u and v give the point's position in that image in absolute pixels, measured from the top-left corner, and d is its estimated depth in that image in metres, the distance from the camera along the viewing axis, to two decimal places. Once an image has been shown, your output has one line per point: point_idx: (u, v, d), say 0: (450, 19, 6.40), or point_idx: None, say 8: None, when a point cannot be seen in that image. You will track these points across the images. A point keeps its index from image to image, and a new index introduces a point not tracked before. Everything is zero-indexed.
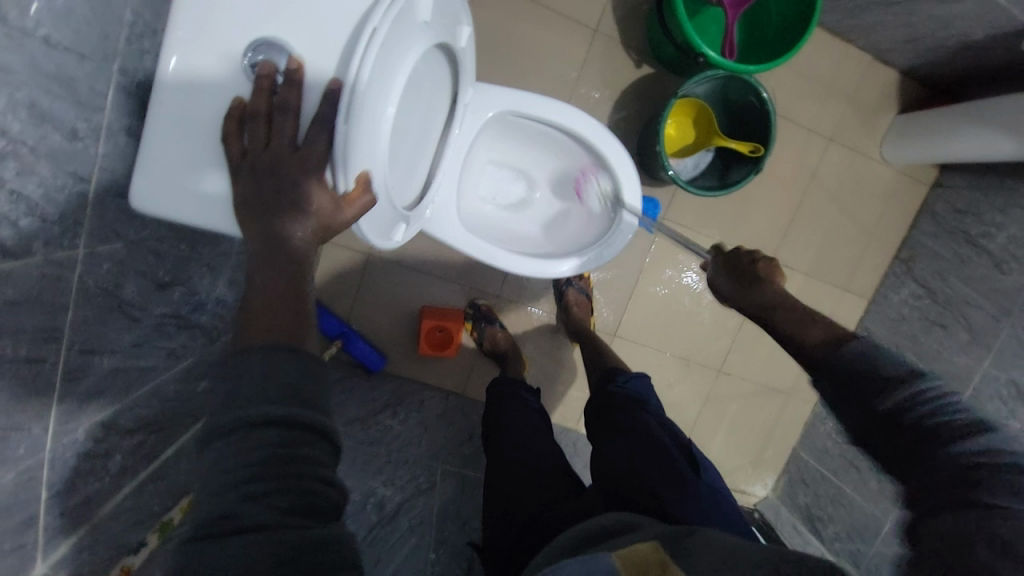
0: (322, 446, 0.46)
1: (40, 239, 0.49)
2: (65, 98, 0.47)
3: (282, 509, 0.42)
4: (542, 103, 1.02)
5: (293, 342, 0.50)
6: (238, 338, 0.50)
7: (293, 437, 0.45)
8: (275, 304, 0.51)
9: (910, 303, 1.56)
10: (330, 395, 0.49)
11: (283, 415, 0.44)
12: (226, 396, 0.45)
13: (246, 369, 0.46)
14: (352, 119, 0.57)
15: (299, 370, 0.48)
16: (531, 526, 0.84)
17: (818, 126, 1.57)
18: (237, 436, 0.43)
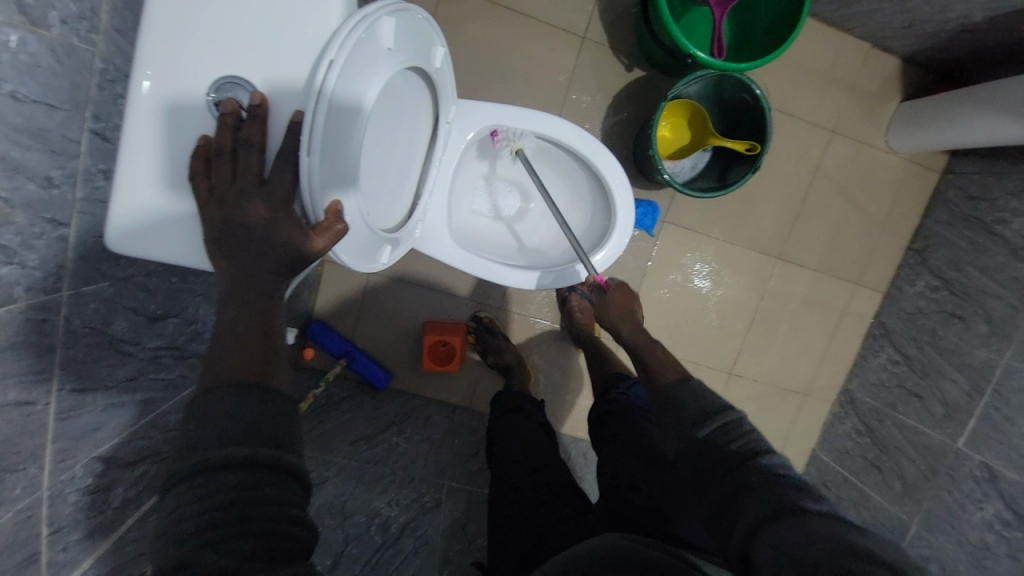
0: (287, 486, 0.48)
1: (22, 286, 0.50)
2: (36, 148, 0.48)
3: (244, 554, 0.42)
4: (527, 116, 1.01)
5: (264, 379, 0.52)
6: (204, 379, 0.51)
7: (259, 479, 0.46)
8: (247, 339, 0.54)
9: (927, 295, 1.50)
10: (296, 434, 0.51)
11: (246, 456, 0.46)
12: (190, 439, 0.46)
13: (210, 413, 0.48)
14: (314, 151, 0.58)
15: (266, 410, 0.50)
16: (535, 548, 0.81)
17: (818, 118, 1.53)
18: (198, 481, 0.44)
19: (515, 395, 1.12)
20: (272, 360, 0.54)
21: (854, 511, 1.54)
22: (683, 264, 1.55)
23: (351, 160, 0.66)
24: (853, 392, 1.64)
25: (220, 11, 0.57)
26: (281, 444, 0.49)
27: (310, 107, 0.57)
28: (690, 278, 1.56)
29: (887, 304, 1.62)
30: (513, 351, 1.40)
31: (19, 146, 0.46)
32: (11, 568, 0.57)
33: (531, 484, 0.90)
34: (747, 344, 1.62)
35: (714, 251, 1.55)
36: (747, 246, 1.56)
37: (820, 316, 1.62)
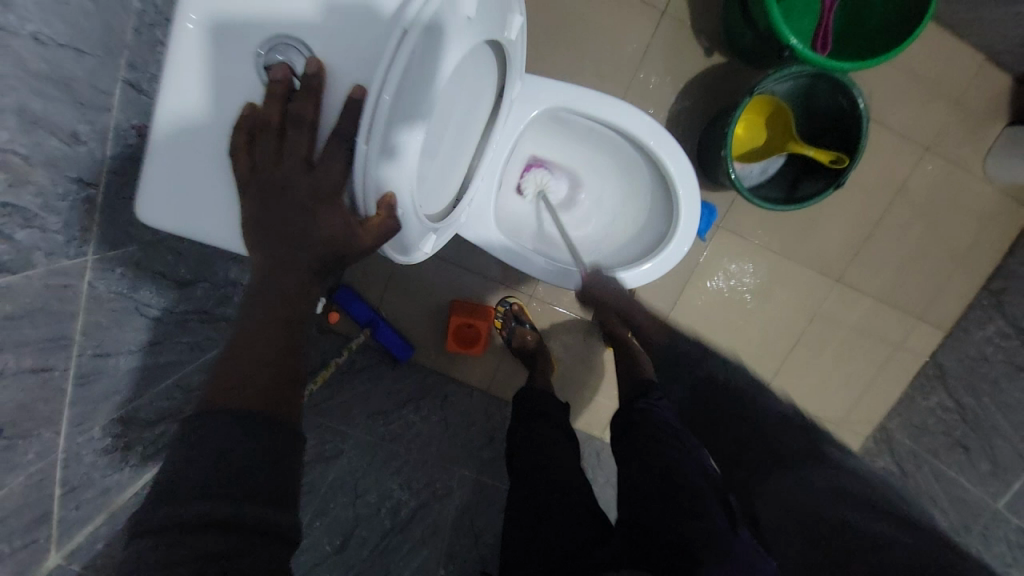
0: (271, 550, 0.41)
1: (42, 250, 0.45)
2: (62, 100, 0.42)
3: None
4: (596, 101, 0.92)
5: (271, 406, 0.46)
6: (207, 394, 0.46)
7: (238, 543, 0.39)
8: (265, 354, 0.49)
9: (995, 342, 1.37)
10: (289, 482, 0.45)
11: (226, 514, 0.40)
12: (172, 481, 0.41)
13: (195, 451, 0.42)
14: (374, 138, 0.49)
15: (259, 454, 0.44)
16: None
17: (913, 132, 1.37)
18: (166, 541, 0.38)
19: (542, 397, 1.07)
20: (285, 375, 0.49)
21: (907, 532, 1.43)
22: (732, 273, 1.44)
23: None
24: (890, 430, 1.54)
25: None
26: (270, 497, 0.43)
27: (375, 85, 0.48)
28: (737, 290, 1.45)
29: (946, 345, 1.49)
30: (540, 344, 1.34)
31: (41, 97, 0.40)
32: (20, 527, 0.58)
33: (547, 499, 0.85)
34: (786, 366, 1.51)
35: (768, 264, 1.44)
36: (806, 263, 1.44)
37: (869, 347, 1.50)
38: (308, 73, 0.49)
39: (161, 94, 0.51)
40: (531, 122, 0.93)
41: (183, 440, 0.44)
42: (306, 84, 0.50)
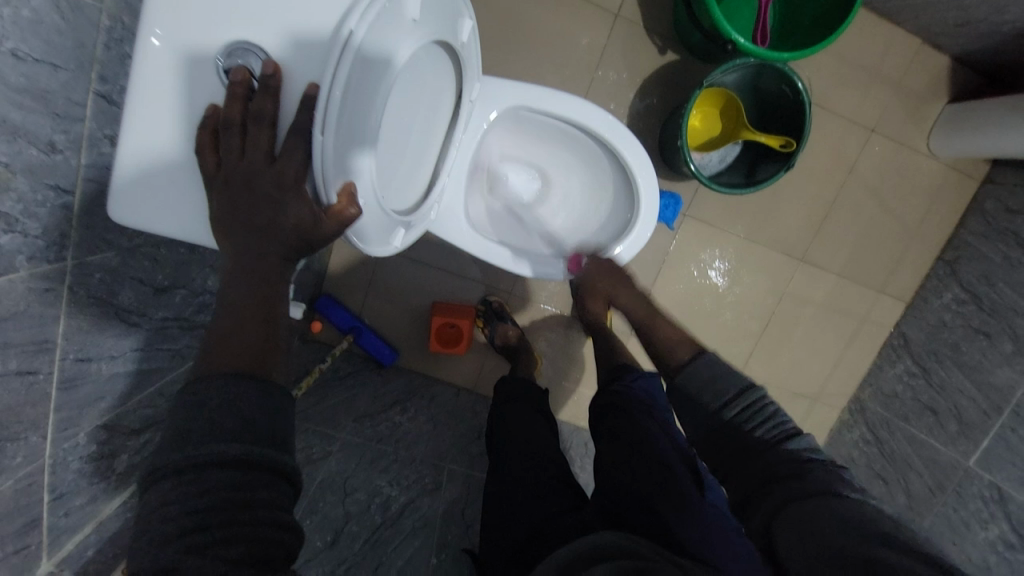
0: (281, 488, 0.46)
1: (24, 254, 0.48)
2: (38, 111, 0.46)
3: (230, 560, 0.40)
4: (554, 99, 0.97)
5: (261, 370, 0.50)
6: (200, 364, 0.49)
7: (253, 480, 0.44)
8: (248, 331, 0.51)
9: (953, 309, 1.44)
10: (291, 431, 0.49)
11: (240, 455, 0.44)
12: (178, 433, 0.44)
13: (205, 403, 0.46)
14: (329, 129, 0.53)
15: (264, 407, 0.48)
16: (533, 543, 0.78)
17: (858, 115, 1.45)
18: (186, 479, 0.42)
19: (521, 385, 1.10)
20: (273, 349, 0.52)
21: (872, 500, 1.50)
22: (702, 259, 1.50)
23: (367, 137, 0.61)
24: (864, 402, 1.60)
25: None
26: (277, 443, 0.47)
27: (326, 81, 0.52)
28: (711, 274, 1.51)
29: (909, 315, 1.56)
30: (520, 338, 1.37)
31: (20, 109, 0.44)
32: (10, 533, 0.59)
33: (525, 473, 0.89)
34: (760, 346, 1.57)
35: (734, 248, 1.50)
36: (771, 245, 1.51)
37: (837, 321, 1.57)
38: (264, 73, 0.53)
39: (128, 105, 0.54)
40: (492, 121, 0.97)
41: (182, 401, 0.47)
42: (265, 84, 0.53)
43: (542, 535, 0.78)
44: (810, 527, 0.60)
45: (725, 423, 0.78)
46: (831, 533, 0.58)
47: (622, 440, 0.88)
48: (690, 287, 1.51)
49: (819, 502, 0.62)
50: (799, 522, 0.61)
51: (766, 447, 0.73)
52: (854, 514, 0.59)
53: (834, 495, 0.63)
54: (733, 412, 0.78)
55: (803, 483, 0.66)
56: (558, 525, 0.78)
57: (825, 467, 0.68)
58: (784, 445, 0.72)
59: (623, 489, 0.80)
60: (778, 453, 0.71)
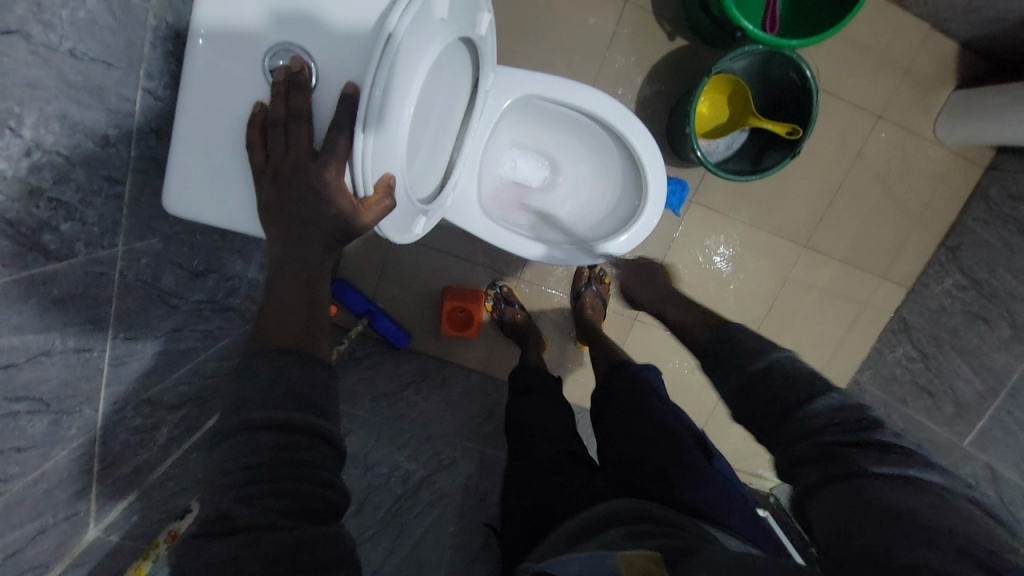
0: (323, 450, 0.50)
1: (81, 240, 0.52)
2: (94, 107, 0.49)
3: (278, 511, 0.44)
4: (564, 86, 0.99)
5: (305, 347, 0.54)
6: (252, 343, 0.54)
7: (295, 442, 0.48)
8: (290, 313, 0.55)
9: (954, 294, 1.47)
10: (333, 400, 0.53)
11: (284, 419, 0.48)
12: (234, 401, 0.49)
13: (257, 374, 0.50)
14: (369, 128, 0.57)
15: (307, 379, 0.51)
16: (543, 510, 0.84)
17: (865, 101, 1.46)
18: (241, 439, 0.47)
19: (533, 374, 1.13)
20: (316, 327, 0.56)
21: None
22: (708, 246, 1.53)
23: None
24: (862, 384, 1.63)
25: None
26: (319, 410, 0.50)
27: (367, 82, 0.56)
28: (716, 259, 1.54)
29: (910, 300, 1.59)
30: (530, 322, 1.42)
31: (79, 106, 0.47)
32: (64, 498, 0.64)
33: (539, 452, 0.93)
34: (763, 329, 1.60)
35: (739, 234, 1.53)
36: (776, 231, 1.53)
37: (840, 306, 1.60)
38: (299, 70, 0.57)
39: (181, 99, 0.58)
40: (505, 109, 1.00)
41: (239, 374, 0.51)
42: (297, 80, 0.57)
43: (551, 505, 0.84)
44: (844, 517, 0.50)
45: (744, 392, 0.67)
46: (866, 529, 0.48)
47: (631, 419, 0.91)
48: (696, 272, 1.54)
49: (847, 484, 0.52)
50: (827, 501, 0.53)
51: (791, 416, 0.61)
52: (892, 505, 0.48)
53: (864, 474, 0.52)
54: (758, 371, 0.67)
55: (834, 459, 0.55)
56: (566, 495, 0.84)
57: (864, 433, 0.56)
58: (812, 405, 0.60)
59: (630, 461, 0.84)
60: (803, 419, 0.60)
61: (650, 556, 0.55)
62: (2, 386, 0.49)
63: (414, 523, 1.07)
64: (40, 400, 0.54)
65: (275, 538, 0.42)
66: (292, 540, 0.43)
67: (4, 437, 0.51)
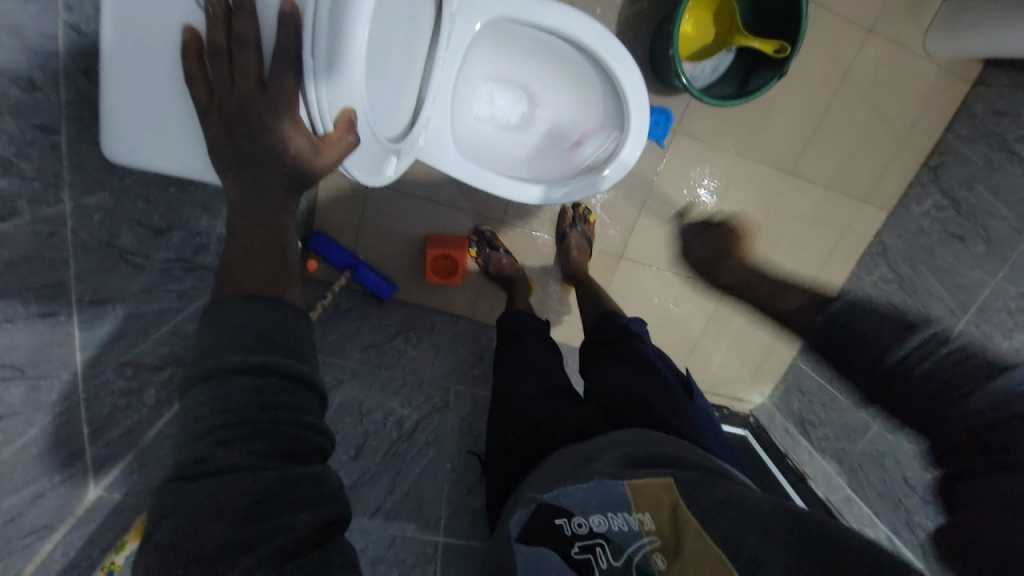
0: (301, 394, 0.46)
1: (23, 198, 0.48)
2: (11, 44, 0.43)
3: (259, 453, 0.41)
4: (537, 8, 0.92)
5: (274, 293, 0.49)
6: (218, 288, 0.48)
7: (270, 386, 0.44)
8: (252, 260, 0.50)
9: (932, 215, 1.48)
10: (309, 344, 0.49)
11: (260, 362, 0.44)
12: (201, 345, 0.44)
13: (226, 317, 0.46)
14: (319, 54, 0.52)
15: (277, 324, 0.47)
16: (532, 434, 0.84)
17: (857, 15, 1.39)
18: (213, 384, 0.43)
19: (523, 319, 1.09)
20: (277, 271, 0.51)
21: (821, 413, 1.63)
22: (693, 177, 1.50)
23: None
24: None
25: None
26: (296, 354, 0.47)
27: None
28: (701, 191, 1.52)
29: (890, 223, 1.60)
30: (515, 266, 1.41)
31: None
32: (57, 462, 0.64)
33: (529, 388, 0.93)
34: (746, 260, 1.61)
35: (724, 164, 1.50)
36: (760, 160, 1.50)
37: (822, 233, 1.61)
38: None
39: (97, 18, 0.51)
40: (476, 36, 0.93)
41: (208, 320, 0.46)
42: (239, 4, 0.51)
43: (541, 435, 0.82)
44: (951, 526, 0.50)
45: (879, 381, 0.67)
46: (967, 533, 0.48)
47: (630, 363, 0.93)
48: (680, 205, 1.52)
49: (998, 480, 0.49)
50: (988, 499, 0.49)
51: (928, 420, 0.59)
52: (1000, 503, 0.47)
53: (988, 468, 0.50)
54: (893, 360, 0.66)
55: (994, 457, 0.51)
56: (557, 425, 0.83)
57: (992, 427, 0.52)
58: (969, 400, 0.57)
59: (620, 394, 0.85)
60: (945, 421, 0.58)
61: (665, 482, 0.61)
62: None
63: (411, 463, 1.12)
64: (11, 368, 0.53)
65: (262, 479, 0.40)
66: (276, 479, 0.40)
67: None
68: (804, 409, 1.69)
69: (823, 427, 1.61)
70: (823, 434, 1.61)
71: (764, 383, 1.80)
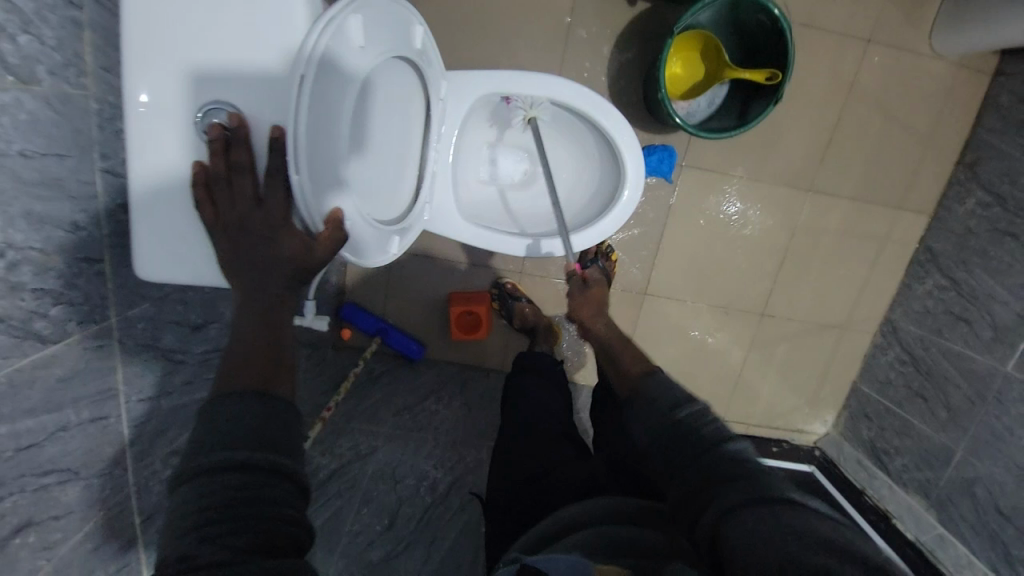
0: (285, 487, 0.48)
1: (73, 320, 0.56)
2: (56, 198, 0.52)
3: (239, 549, 0.43)
4: (521, 79, 0.97)
5: (270, 388, 0.53)
6: (217, 386, 0.53)
7: (255, 480, 0.46)
8: (252, 354, 0.55)
9: (978, 214, 1.38)
10: (297, 439, 0.52)
11: (245, 459, 0.47)
12: (195, 443, 0.48)
13: (218, 418, 0.49)
14: (302, 168, 0.59)
15: (269, 419, 0.51)
16: (531, 485, 0.82)
17: (851, 29, 1.38)
18: (202, 480, 0.45)
19: (538, 360, 1.10)
20: (276, 367, 0.56)
21: (895, 441, 1.48)
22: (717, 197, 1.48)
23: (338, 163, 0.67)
24: (895, 321, 1.54)
25: (185, 25, 0.57)
26: (282, 448, 0.50)
27: (290, 122, 0.58)
28: (729, 206, 1.49)
29: (933, 227, 1.50)
30: (538, 314, 1.41)
31: (40, 199, 0.50)
32: (110, 553, 0.69)
33: (536, 436, 0.91)
34: (780, 282, 1.55)
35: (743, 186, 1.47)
36: (778, 180, 1.47)
37: (859, 245, 1.52)
38: (230, 126, 0.59)
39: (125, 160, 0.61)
40: (468, 112, 0.99)
41: (204, 418, 0.50)
42: (235, 137, 0.59)
43: (548, 484, 0.81)
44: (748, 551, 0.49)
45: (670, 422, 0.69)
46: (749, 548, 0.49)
47: None
48: (709, 220, 1.50)
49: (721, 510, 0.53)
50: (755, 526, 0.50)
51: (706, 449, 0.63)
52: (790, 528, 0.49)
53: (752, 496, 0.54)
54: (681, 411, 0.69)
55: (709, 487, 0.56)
56: (563, 478, 0.80)
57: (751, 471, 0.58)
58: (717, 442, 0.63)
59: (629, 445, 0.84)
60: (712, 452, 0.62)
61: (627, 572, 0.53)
62: (27, 464, 0.53)
63: (446, 528, 1.12)
64: (66, 470, 0.59)
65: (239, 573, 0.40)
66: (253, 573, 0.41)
67: (40, 508, 0.56)
68: (876, 437, 1.54)
69: (901, 457, 1.45)
70: (901, 465, 1.45)
71: (826, 410, 1.66)
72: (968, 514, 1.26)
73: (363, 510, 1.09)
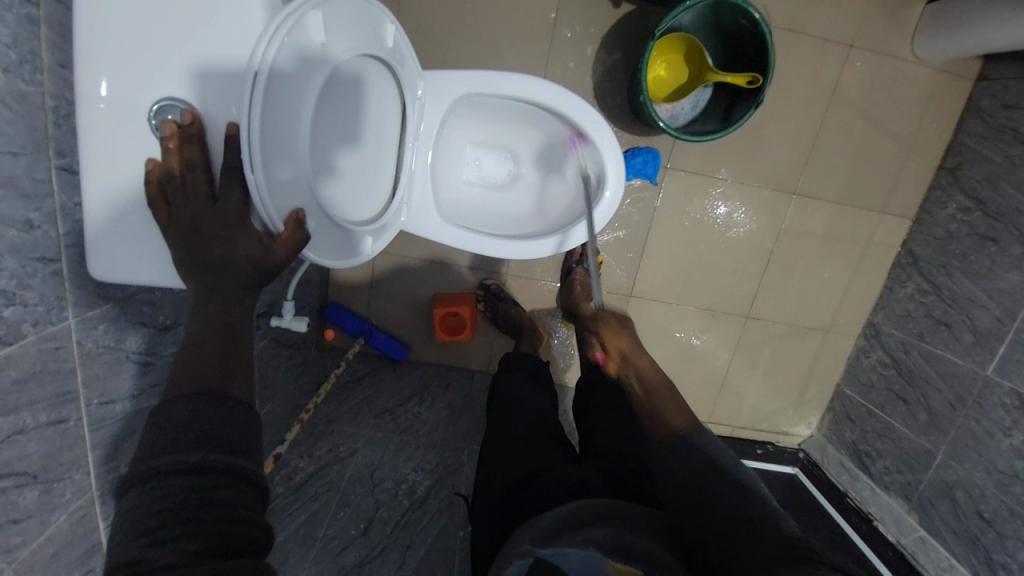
0: (243, 489, 0.48)
1: (28, 321, 0.55)
2: (9, 196, 0.51)
3: (192, 551, 0.41)
4: (501, 79, 0.97)
5: (224, 390, 0.52)
6: (169, 388, 0.52)
7: (211, 483, 0.46)
8: (207, 356, 0.54)
9: (958, 219, 1.38)
10: (255, 440, 0.51)
11: (199, 461, 0.46)
12: (145, 447, 0.46)
13: (168, 423, 0.48)
14: (257, 167, 0.61)
15: (223, 421, 0.50)
16: (523, 487, 0.79)
17: (834, 33, 1.39)
18: (155, 483, 0.44)
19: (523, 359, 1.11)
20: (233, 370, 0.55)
21: (877, 443, 1.48)
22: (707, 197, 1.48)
23: (296, 158, 0.68)
24: (878, 325, 1.55)
25: (138, 20, 0.57)
26: (237, 450, 0.49)
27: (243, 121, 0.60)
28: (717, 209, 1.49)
29: (915, 232, 1.50)
30: (523, 315, 1.41)
31: None
32: (73, 560, 0.67)
33: (519, 440, 0.88)
34: (766, 285, 1.55)
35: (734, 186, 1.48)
36: (762, 182, 1.48)
37: (842, 250, 1.53)
38: (184, 124, 0.59)
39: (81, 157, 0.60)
40: (448, 113, 0.99)
41: (156, 422, 0.48)
42: (188, 135, 0.59)
43: (535, 487, 0.77)
44: None
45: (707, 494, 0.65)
46: None
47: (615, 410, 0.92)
48: (696, 220, 1.49)
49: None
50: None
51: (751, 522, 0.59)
52: None
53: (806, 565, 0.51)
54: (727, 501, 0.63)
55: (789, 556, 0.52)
56: (553, 478, 0.77)
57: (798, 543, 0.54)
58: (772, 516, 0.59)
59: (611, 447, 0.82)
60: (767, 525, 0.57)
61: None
62: None
63: (424, 533, 1.11)
64: (23, 474, 0.57)
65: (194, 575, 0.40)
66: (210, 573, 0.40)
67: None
68: (858, 440, 1.55)
69: (883, 459, 1.46)
70: (883, 468, 1.46)
71: (808, 413, 1.67)
72: (948, 517, 1.26)
73: (340, 514, 1.08)
